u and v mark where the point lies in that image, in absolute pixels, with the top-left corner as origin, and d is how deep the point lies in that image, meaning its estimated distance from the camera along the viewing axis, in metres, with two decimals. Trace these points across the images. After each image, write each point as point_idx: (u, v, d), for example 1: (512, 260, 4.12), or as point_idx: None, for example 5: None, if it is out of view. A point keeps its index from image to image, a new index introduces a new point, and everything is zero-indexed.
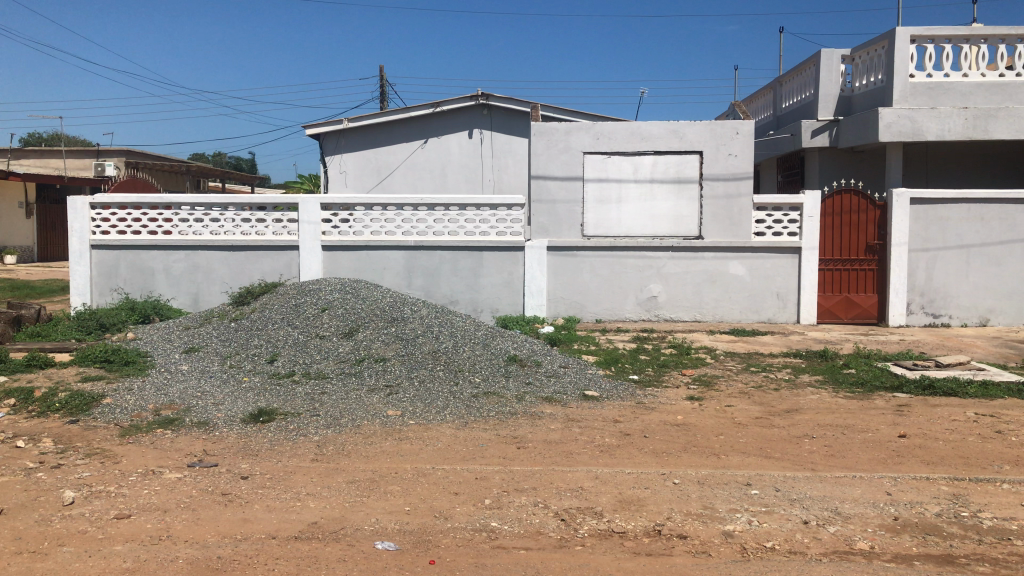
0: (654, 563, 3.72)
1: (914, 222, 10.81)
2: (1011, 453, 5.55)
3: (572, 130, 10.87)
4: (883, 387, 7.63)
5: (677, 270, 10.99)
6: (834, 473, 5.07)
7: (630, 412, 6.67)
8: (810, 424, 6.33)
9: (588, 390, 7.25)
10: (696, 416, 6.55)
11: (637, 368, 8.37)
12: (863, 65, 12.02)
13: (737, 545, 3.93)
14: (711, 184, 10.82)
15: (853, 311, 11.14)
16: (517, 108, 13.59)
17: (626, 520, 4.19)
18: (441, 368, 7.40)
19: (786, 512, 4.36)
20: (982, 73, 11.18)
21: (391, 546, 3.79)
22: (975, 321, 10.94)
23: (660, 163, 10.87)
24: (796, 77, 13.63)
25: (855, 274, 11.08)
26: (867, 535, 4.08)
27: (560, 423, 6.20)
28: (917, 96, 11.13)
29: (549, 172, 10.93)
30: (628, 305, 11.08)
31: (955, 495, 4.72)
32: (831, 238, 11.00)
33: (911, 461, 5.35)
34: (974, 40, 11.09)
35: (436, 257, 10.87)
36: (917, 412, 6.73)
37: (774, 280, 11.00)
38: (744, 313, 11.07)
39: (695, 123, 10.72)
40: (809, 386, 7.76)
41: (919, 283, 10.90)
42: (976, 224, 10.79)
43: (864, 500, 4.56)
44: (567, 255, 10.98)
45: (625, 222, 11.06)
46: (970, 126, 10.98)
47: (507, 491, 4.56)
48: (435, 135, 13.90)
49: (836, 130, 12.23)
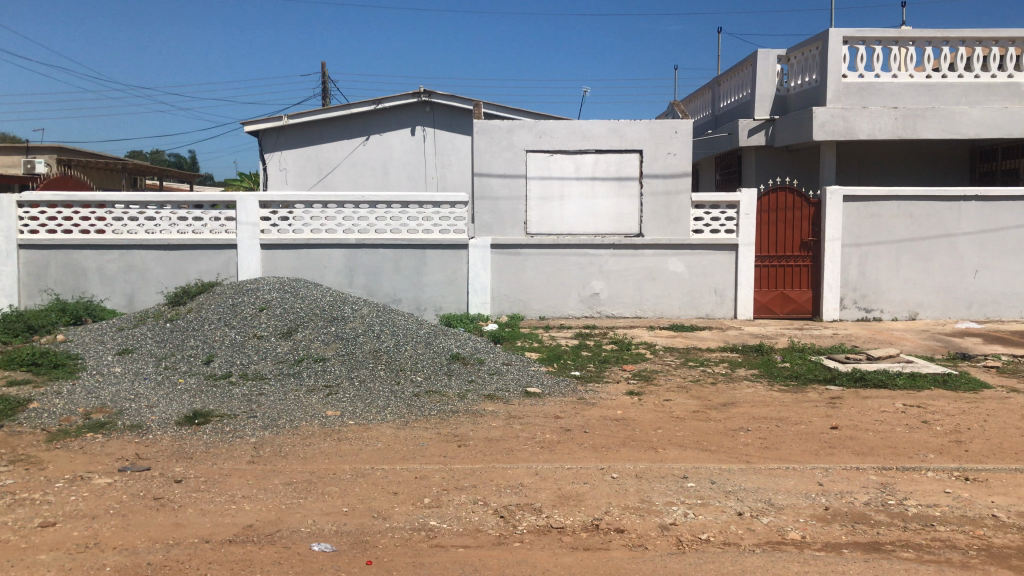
0: (592, 557, 3.75)
1: (846, 219, 11.09)
2: (936, 442, 5.76)
3: (514, 127, 10.89)
4: (816, 379, 7.82)
5: (618, 267, 11.10)
6: (768, 464, 5.19)
7: (571, 408, 6.71)
8: (746, 417, 6.46)
9: (530, 387, 7.27)
10: (636, 411, 6.62)
11: (578, 364, 8.43)
12: (798, 65, 12.29)
13: (673, 538, 3.99)
14: (651, 181, 10.95)
15: (788, 306, 11.38)
16: (459, 105, 13.60)
17: (565, 515, 4.23)
18: (382, 367, 7.35)
19: (721, 504, 4.44)
20: (910, 75, 11.52)
21: (328, 548, 3.76)
22: (905, 316, 11.28)
23: (601, 161, 10.97)
24: (734, 78, 13.88)
25: (791, 270, 11.33)
26: (799, 526, 4.18)
27: (501, 420, 6.22)
28: (850, 96, 11.44)
29: (492, 169, 10.94)
30: (571, 301, 11.14)
31: (883, 483, 4.88)
32: (767, 235, 11.22)
33: (842, 452, 5.51)
34: (902, 42, 11.44)
35: (378, 255, 10.81)
36: (848, 404, 6.93)
37: (712, 276, 11.18)
38: (683, 309, 11.23)
39: (636, 122, 10.86)
40: (745, 379, 7.94)
41: (851, 279, 11.20)
42: (906, 221, 11.11)
43: (796, 491, 4.68)
44: (511, 253, 11.00)
45: (568, 219, 11.13)
46: (899, 126, 11.31)
47: (447, 490, 4.56)
48: (376, 132, 13.79)
49: (771, 129, 12.49)
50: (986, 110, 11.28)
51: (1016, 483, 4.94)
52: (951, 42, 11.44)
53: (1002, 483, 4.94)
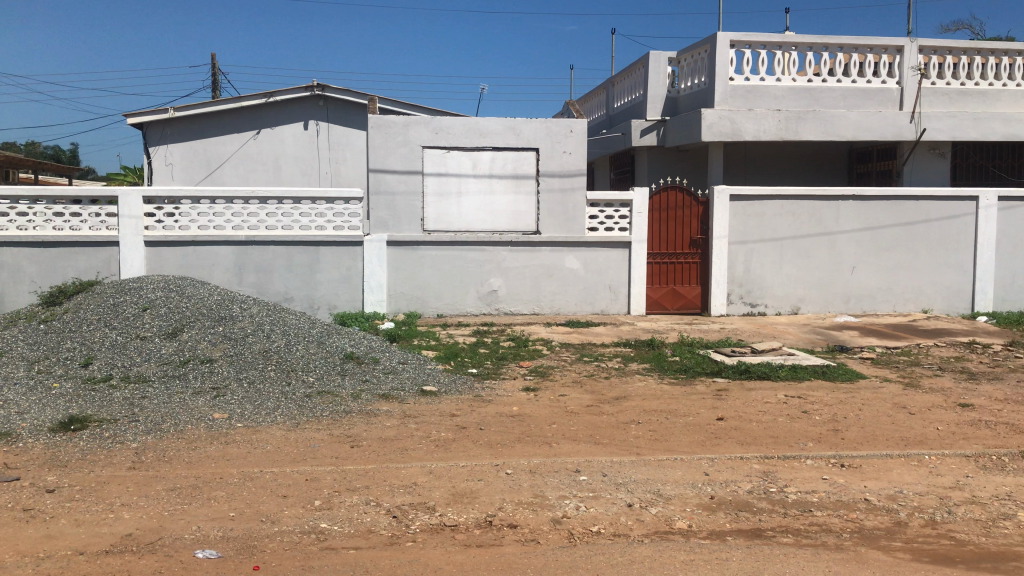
0: (484, 553, 3.76)
1: (733, 218, 11.48)
2: (814, 431, 6.04)
3: (410, 124, 10.82)
4: (704, 372, 8.08)
5: (515, 264, 11.17)
6: (658, 456, 5.32)
7: (467, 405, 6.71)
8: (637, 410, 6.61)
9: (426, 385, 7.23)
10: (531, 407, 6.68)
11: (475, 361, 8.44)
12: (688, 67, 12.66)
13: (564, 531, 4.04)
14: (547, 179, 11.09)
15: (679, 302, 11.70)
16: (354, 100, 13.42)
17: (458, 512, 4.23)
18: (272, 368, 7.18)
19: (611, 496, 4.53)
20: (793, 79, 11.99)
21: (213, 554, 3.65)
22: (787, 310, 11.78)
23: (497, 158, 11.02)
24: (627, 78, 14.18)
25: (681, 267, 11.65)
26: (686, 515, 4.30)
27: (396, 419, 6.16)
28: (736, 98, 11.83)
29: (388, 165, 10.84)
30: (468, 299, 11.13)
31: (765, 472, 5.07)
32: (658, 233, 11.50)
33: (728, 442, 5.71)
34: (785, 47, 11.91)
35: (269, 252, 10.55)
36: (734, 396, 7.18)
37: (606, 273, 11.38)
38: (578, 305, 11.39)
39: (531, 121, 10.97)
40: (637, 373, 8.12)
41: (738, 275, 11.61)
42: (788, 219, 11.59)
43: (684, 481, 4.82)
44: (407, 250, 10.91)
45: (465, 216, 11.11)
46: (783, 128, 11.77)
47: (338, 491, 4.49)
48: (268, 126, 13.45)
49: (662, 130, 12.81)
50: (862, 114, 11.88)
51: (887, 468, 5.22)
52: (829, 48, 11.99)
53: (874, 468, 5.22)
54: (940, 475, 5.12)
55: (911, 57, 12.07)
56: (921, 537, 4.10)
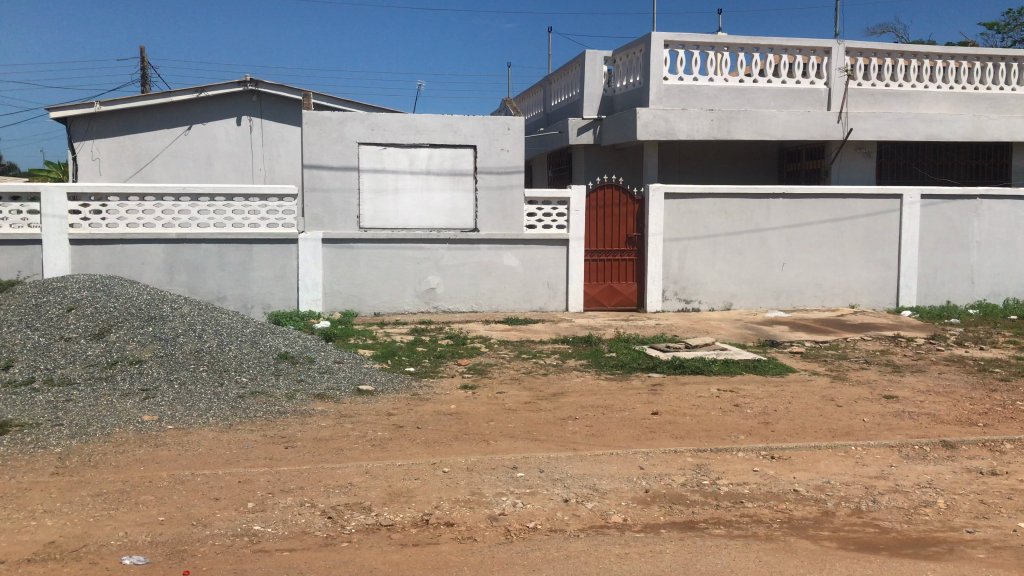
0: (420, 552, 3.75)
1: (668, 216, 11.65)
2: (746, 423, 6.17)
3: (345, 120, 10.70)
4: (640, 368, 8.18)
5: (453, 262, 11.14)
6: (594, 451, 5.37)
7: (404, 404, 6.67)
8: (574, 406, 6.67)
9: (362, 385, 7.17)
10: (469, 404, 6.68)
11: (413, 360, 8.40)
12: (623, 67, 12.80)
13: (501, 528, 4.05)
14: (485, 177, 11.09)
15: (615, 299, 11.82)
16: (288, 95, 13.23)
17: (394, 512, 4.21)
18: (204, 368, 7.03)
19: (548, 491, 4.56)
20: (725, 79, 12.20)
21: (141, 560, 3.56)
22: (720, 306, 12.00)
23: (435, 155, 10.98)
24: (563, 77, 14.27)
25: (618, 264, 11.78)
26: (621, 509, 4.35)
27: (331, 419, 6.10)
28: (670, 98, 12.00)
29: (323, 162, 10.70)
30: (406, 297, 11.06)
31: (698, 465, 5.17)
32: (595, 230, 11.60)
33: (662, 436, 5.79)
34: (718, 48, 12.12)
35: (201, 251, 10.33)
36: (668, 390, 7.29)
37: (544, 270, 11.44)
38: (516, 303, 11.41)
39: (468, 118, 10.96)
40: (574, 370, 8.19)
41: (672, 272, 11.78)
42: (720, 217, 11.81)
43: (619, 476, 4.87)
44: (343, 248, 10.80)
45: (402, 213, 11.03)
46: (715, 127, 11.98)
47: (272, 492, 4.42)
48: (199, 122, 13.15)
49: (599, 128, 12.92)
50: (791, 114, 12.17)
51: (815, 459, 5.37)
52: (760, 50, 12.24)
53: (803, 459, 5.36)
54: (865, 465, 5.28)
55: (838, 59, 12.39)
56: (847, 525, 4.23)
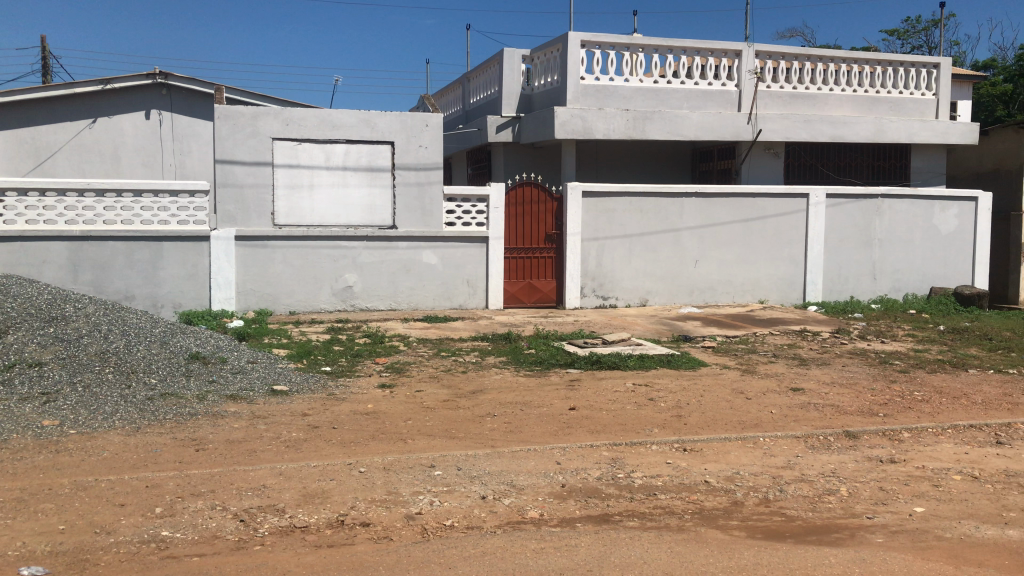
0: (335, 553, 3.71)
1: (585, 214, 11.78)
2: (659, 417, 6.31)
3: (259, 114, 10.47)
4: (558, 364, 8.26)
5: (371, 259, 11.03)
6: (512, 447, 5.40)
7: (319, 404, 6.58)
8: (492, 403, 6.69)
9: (277, 385, 7.04)
10: (386, 404, 6.63)
11: (329, 359, 8.29)
12: (541, 65, 12.89)
13: (417, 527, 4.04)
14: (403, 173, 11.01)
15: (535, 296, 11.89)
16: (199, 89, 12.89)
17: (309, 513, 4.15)
18: (110, 370, 6.79)
19: (465, 489, 4.57)
20: (640, 79, 12.41)
21: (39, 571, 3.41)
22: (637, 302, 12.20)
23: (352, 151, 10.85)
24: (482, 74, 14.29)
25: (537, 262, 11.85)
26: (537, 504, 4.39)
27: (244, 420, 5.97)
28: (587, 97, 12.13)
29: (237, 157, 10.44)
30: (322, 295, 10.90)
31: (613, 458, 5.25)
32: (514, 228, 11.65)
33: (579, 431, 5.87)
34: (633, 49, 12.32)
35: (107, 248, 9.97)
36: (586, 386, 7.38)
37: (464, 268, 11.43)
38: (436, 300, 11.37)
39: (386, 114, 10.87)
40: (493, 367, 8.21)
41: (590, 269, 11.92)
42: (636, 215, 12.01)
43: (536, 471, 4.91)
44: (258, 246, 10.58)
45: (318, 210, 10.86)
46: (631, 127, 12.17)
47: (182, 497, 4.30)
48: (105, 115, 12.65)
49: (517, 127, 12.97)
50: (704, 115, 12.47)
51: (725, 451, 5.52)
52: (674, 51, 12.49)
53: (714, 451, 5.51)
54: (773, 455, 5.45)
55: (748, 62, 12.75)
56: (755, 514, 4.36)
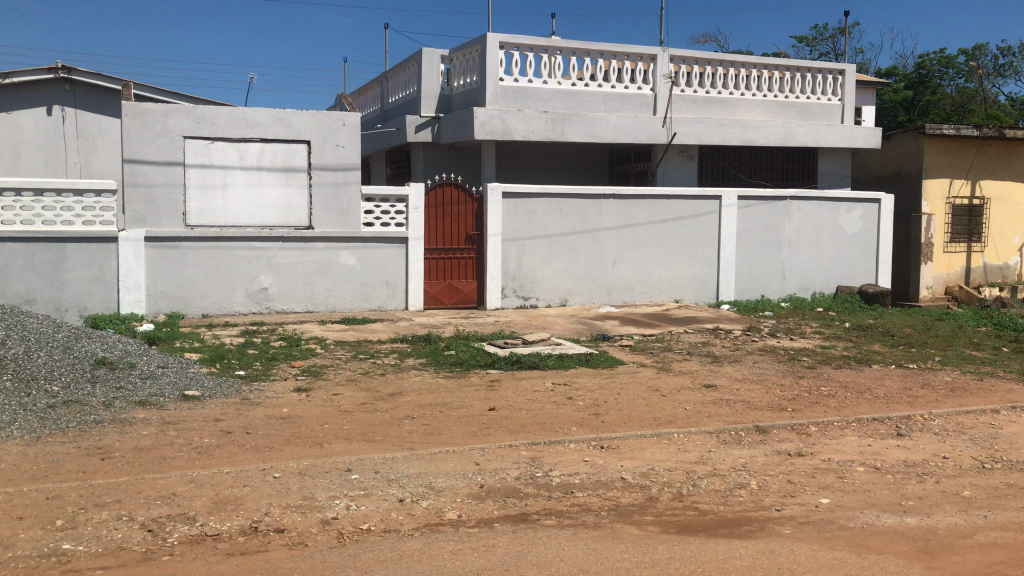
0: (248, 561, 3.63)
1: (506, 215, 11.82)
2: (577, 415, 6.37)
3: (169, 112, 10.17)
4: (478, 365, 8.26)
5: (287, 261, 10.83)
6: (430, 449, 5.38)
7: (233, 409, 6.42)
8: (411, 405, 6.64)
9: (188, 390, 6.84)
10: (302, 408, 6.51)
11: (243, 363, 8.10)
12: (460, 66, 12.88)
13: (333, 532, 3.99)
14: (320, 173, 10.86)
15: (455, 297, 11.86)
16: (105, 85, 12.44)
17: (221, 521, 4.05)
18: (8, 377, 6.48)
19: (383, 492, 4.52)
20: (558, 82, 12.51)
21: None
22: (557, 302, 12.30)
23: (267, 151, 10.64)
24: (400, 74, 14.19)
25: (457, 262, 11.83)
26: (456, 506, 4.39)
27: (153, 427, 5.77)
28: (506, 98, 12.17)
29: (145, 156, 10.11)
30: (236, 298, 10.65)
31: (532, 458, 5.28)
32: (434, 229, 11.60)
33: (498, 431, 5.88)
34: (551, 51, 12.42)
35: (6, 250, 9.52)
36: (505, 386, 7.40)
37: (382, 269, 11.32)
38: (354, 302, 11.24)
39: (302, 113, 10.71)
40: (412, 368, 8.16)
41: (511, 269, 11.96)
42: (556, 216, 12.11)
43: (455, 473, 4.90)
44: (168, 247, 10.27)
45: (232, 211, 10.61)
46: (549, 129, 12.27)
47: (85, 508, 4.14)
48: (3, 110, 12.06)
49: (437, 127, 12.92)
50: (621, 118, 12.66)
51: (641, 448, 5.62)
52: (591, 55, 12.65)
53: (630, 448, 5.60)
54: (687, 451, 5.57)
55: (663, 66, 12.99)
56: (669, 509, 4.45)
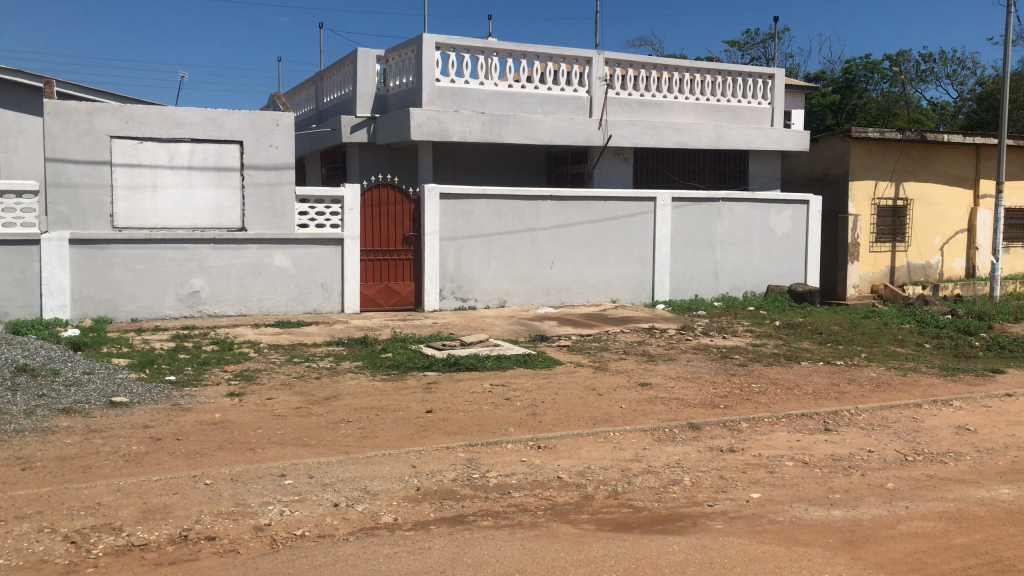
0: (177, 570, 3.55)
1: (443, 216, 11.79)
2: (514, 416, 6.39)
3: (95, 111, 9.89)
4: (415, 367, 8.22)
5: (219, 263, 10.61)
6: (366, 453, 5.33)
7: (162, 416, 6.27)
8: (347, 409, 6.58)
9: (115, 397, 6.65)
10: (235, 413, 6.39)
11: (174, 368, 7.91)
12: (396, 67, 12.81)
13: (266, 538, 3.92)
14: (253, 173, 10.68)
15: (393, 299, 11.78)
16: (27, 82, 12.02)
17: (149, 530, 3.95)
18: None
19: (317, 497, 4.47)
20: (495, 83, 12.53)
21: None
22: (495, 303, 12.31)
23: (197, 151, 10.43)
24: (335, 74, 14.03)
25: (394, 264, 11.75)
26: (391, 509, 4.36)
27: (78, 436, 5.60)
28: (443, 99, 12.13)
29: (70, 156, 9.81)
30: (167, 301, 10.39)
31: (469, 459, 5.28)
32: (370, 230, 11.50)
33: (435, 434, 5.86)
34: (487, 53, 12.42)
35: None
36: (442, 388, 7.38)
37: (318, 271, 11.18)
38: (288, 305, 11.07)
39: (234, 112, 10.52)
40: (348, 372, 8.08)
41: (449, 271, 11.93)
42: (494, 217, 12.13)
43: (391, 476, 4.86)
44: (94, 250, 9.98)
45: (161, 212, 10.36)
46: (486, 130, 12.28)
47: (4, 521, 3.99)
48: None
49: (372, 127, 12.82)
50: (557, 119, 12.75)
51: (577, 447, 5.66)
52: (527, 57, 12.70)
53: (567, 447, 5.63)
54: (622, 449, 5.64)
55: (598, 69, 13.11)
56: (605, 507, 4.50)
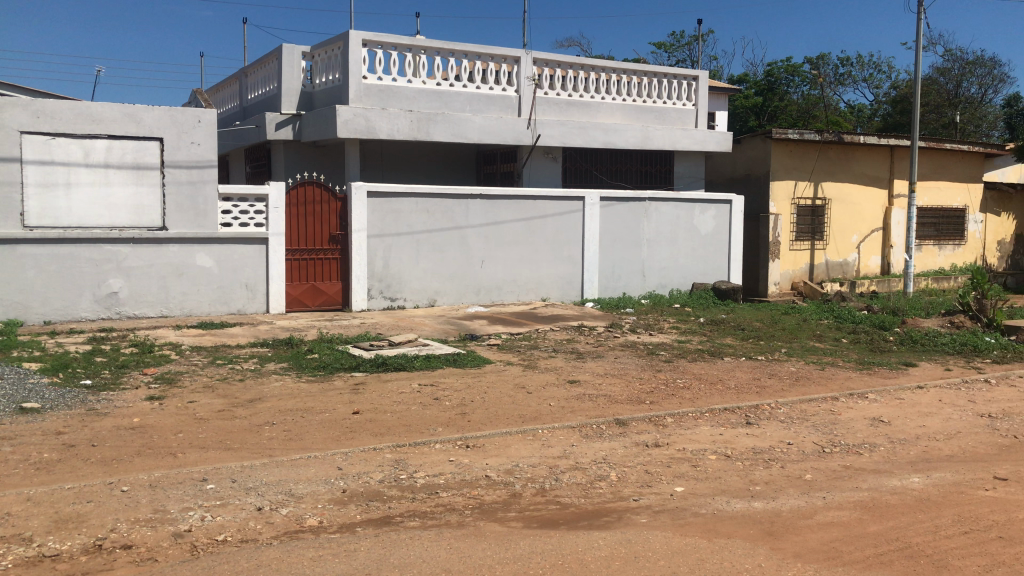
0: None
1: (371, 215, 11.67)
2: (442, 416, 6.37)
3: (3, 105, 9.48)
4: (342, 368, 8.12)
5: (138, 263, 10.30)
6: (291, 456, 5.25)
7: (77, 421, 6.05)
8: (271, 411, 6.46)
9: (26, 402, 6.38)
10: (154, 417, 6.22)
11: (90, 371, 7.64)
12: (322, 63, 12.63)
13: (186, 544, 3.83)
14: (173, 171, 10.40)
15: (319, 299, 11.62)
16: None
17: (61, 540, 3.81)
18: None
19: (240, 501, 4.38)
20: (423, 81, 12.46)
21: None
22: (425, 303, 12.25)
23: (114, 148, 10.11)
24: (260, 69, 13.76)
25: (321, 263, 11.58)
26: (317, 512, 4.30)
27: None
28: (370, 97, 12.01)
29: None
30: (82, 303, 10.04)
31: (396, 460, 5.24)
32: (296, 229, 11.32)
33: (362, 435, 5.80)
34: (415, 50, 12.35)
35: None
36: (370, 389, 7.30)
37: (242, 271, 10.95)
38: (211, 305, 10.81)
39: (153, 108, 10.23)
40: (273, 373, 7.94)
41: (377, 270, 11.81)
42: (423, 216, 12.06)
43: (316, 479, 4.80)
44: (4, 250, 9.57)
45: (76, 211, 10.00)
46: (414, 128, 12.21)
47: None
48: None
49: (298, 125, 12.61)
50: (486, 118, 12.75)
51: (506, 445, 5.67)
52: (455, 55, 12.66)
53: (495, 446, 5.64)
54: (550, 446, 5.67)
55: (526, 68, 13.16)
56: (532, 504, 4.52)
